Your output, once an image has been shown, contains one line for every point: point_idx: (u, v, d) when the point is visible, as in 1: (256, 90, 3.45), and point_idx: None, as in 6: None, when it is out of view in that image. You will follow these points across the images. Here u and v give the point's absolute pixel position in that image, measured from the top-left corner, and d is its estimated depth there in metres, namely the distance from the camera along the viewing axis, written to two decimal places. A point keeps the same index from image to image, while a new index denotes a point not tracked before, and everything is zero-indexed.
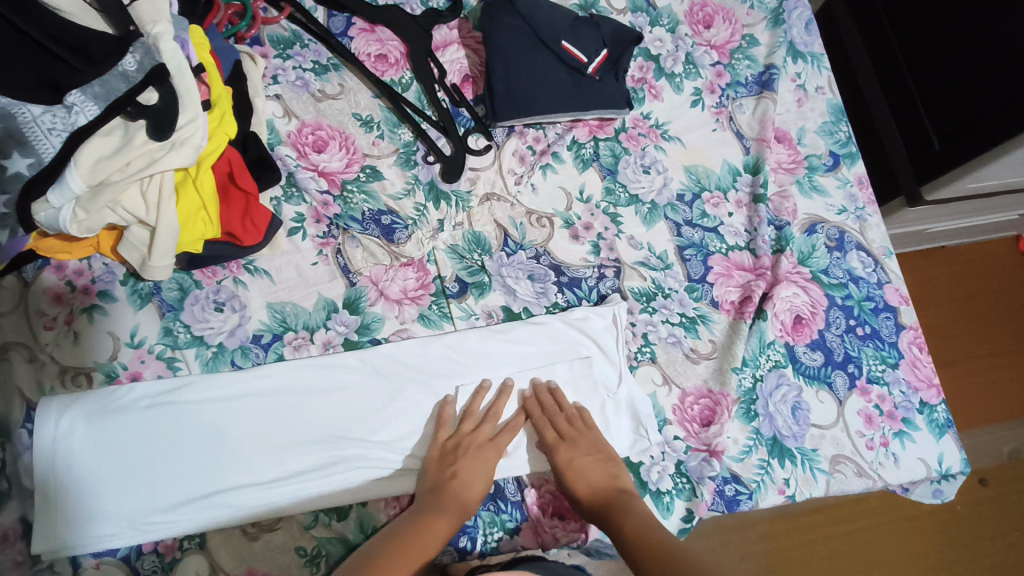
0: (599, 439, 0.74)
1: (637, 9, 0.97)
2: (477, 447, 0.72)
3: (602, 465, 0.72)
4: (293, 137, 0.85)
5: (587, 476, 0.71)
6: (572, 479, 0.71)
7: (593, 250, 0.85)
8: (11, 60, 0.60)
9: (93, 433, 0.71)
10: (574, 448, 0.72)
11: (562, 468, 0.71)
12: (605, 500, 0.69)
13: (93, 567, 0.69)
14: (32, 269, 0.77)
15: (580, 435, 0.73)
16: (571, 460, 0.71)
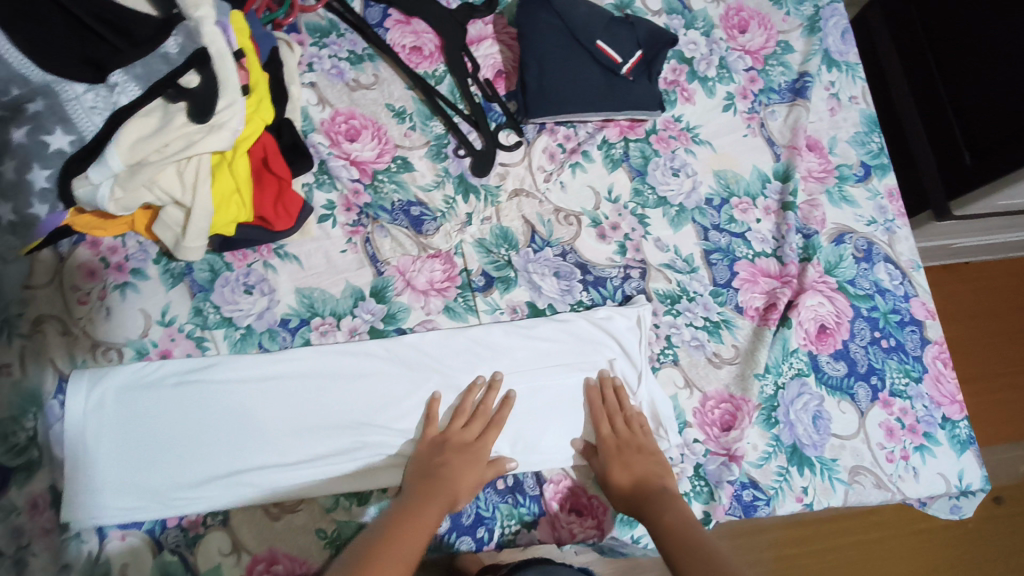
0: (648, 440, 0.75)
1: (672, 11, 0.97)
2: (462, 446, 0.72)
3: (647, 460, 0.73)
4: (326, 125, 0.86)
5: (634, 468, 0.72)
6: (613, 470, 0.72)
7: (620, 250, 0.85)
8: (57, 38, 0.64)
9: (122, 407, 0.73)
10: (621, 441, 0.74)
11: (610, 458, 0.73)
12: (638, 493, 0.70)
13: (118, 539, 0.70)
14: (68, 244, 0.78)
15: (631, 431, 0.75)
16: (618, 454, 0.73)
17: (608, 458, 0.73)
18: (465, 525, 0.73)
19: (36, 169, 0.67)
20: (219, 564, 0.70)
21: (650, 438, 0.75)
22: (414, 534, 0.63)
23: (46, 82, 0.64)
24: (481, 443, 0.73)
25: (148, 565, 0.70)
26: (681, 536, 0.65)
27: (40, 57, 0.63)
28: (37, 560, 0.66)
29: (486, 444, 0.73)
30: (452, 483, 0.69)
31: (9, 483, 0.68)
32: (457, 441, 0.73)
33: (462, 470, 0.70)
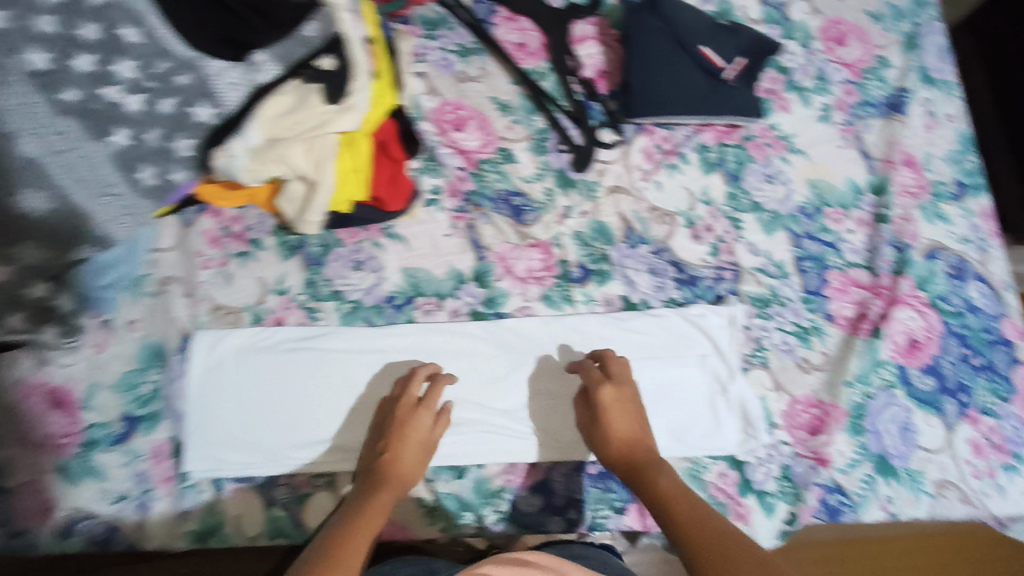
0: (638, 400, 0.74)
1: (772, 21, 0.98)
2: (410, 410, 0.73)
3: (634, 424, 0.72)
4: (434, 114, 0.89)
5: (621, 431, 0.71)
6: (607, 424, 0.72)
7: (713, 251, 0.87)
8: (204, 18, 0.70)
9: (239, 368, 0.78)
10: (620, 393, 0.73)
11: (603, 409, 0.72)
12: (630, 458, 0.69)
13: (232, 491, 0.75)
14: (193, 212, 0.83)
15: (620, 390, 0.74)
16: (615, 411, 0.72)
17: (598, 415, 0.73)
18: (558, 505, 0.77)
19: (180, 138, 0.73)
20: (325, 523, 0.74)
21: (638, 399, 0.74)
22: (368, 521, 0.64)
23: (191, 57, 0.71)
24: (421, 411, 0.73)
25: (259, 518, 0.74)
26: (672, 503, 0.64)
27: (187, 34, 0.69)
28: (159, 504, 0.74)
29: (427, 412, 0.73)
30: (400, 462, 0.70)
31: (136, 430, 0.76)
32: (400, 411, 0.73)
33: (400, 445, 0.71)
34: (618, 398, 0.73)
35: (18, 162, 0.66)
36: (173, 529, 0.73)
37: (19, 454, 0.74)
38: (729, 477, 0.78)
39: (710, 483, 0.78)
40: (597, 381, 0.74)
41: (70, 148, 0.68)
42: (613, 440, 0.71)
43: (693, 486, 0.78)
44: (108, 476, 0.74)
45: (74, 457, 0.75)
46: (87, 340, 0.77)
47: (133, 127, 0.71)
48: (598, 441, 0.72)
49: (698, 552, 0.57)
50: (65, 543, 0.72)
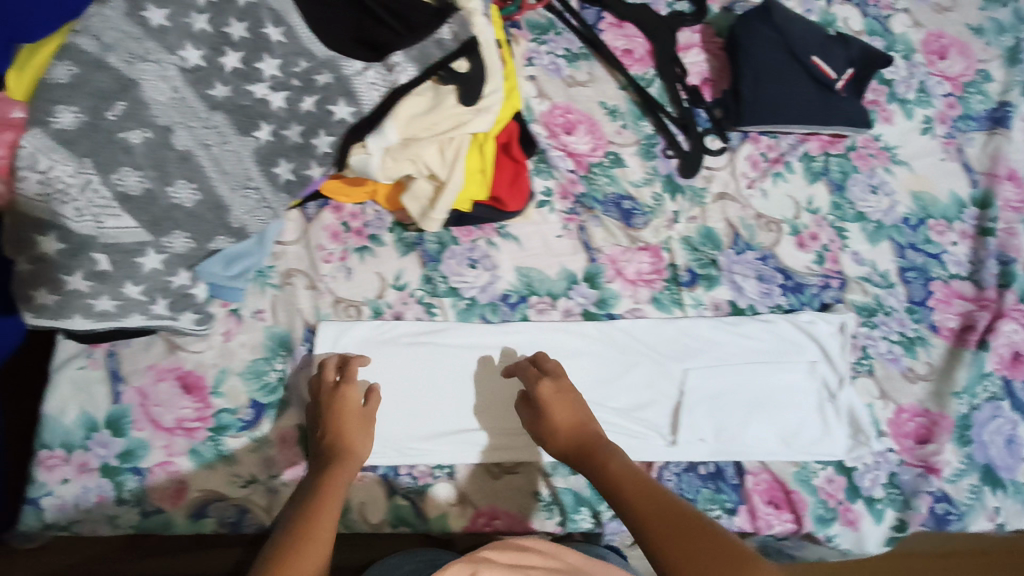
0: (567, 389, 0.72)
1: (874, 33, 0.99)
2: (340, 394, 0.72)
3: (569, 412, 0.70)
4: (546, 117, 0.91)
5: (562, 421, 0.69)
6: (550, 417, 0.70)
7: (818, 259, 0.88)
8: (338, 20, 0.73)
9: None
10: (552, 391, 0.72)
11: (546, 402, 0.71)
12: (583, 442, 0.67)
13: (356, 479, 0.76)
14: (314, 207, 0.85)
15: (552, 384, 0.73)
16: (552, 400, 0.71)
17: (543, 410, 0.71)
18: None
19: (322, 135, 0.74)
20: (445, 513, 0.76)
21: (567, 386, 0.73)
22: (333, 493, 0.63)
23: (329, 57, 0.72)
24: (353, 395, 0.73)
25: (382, 506, 0.76)
26: (625, 484, 0.60)
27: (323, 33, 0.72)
28: (285, 490, 0.77)
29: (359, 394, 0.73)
30: (346, 440, 0.69)
31: (263, 416, 0.78)
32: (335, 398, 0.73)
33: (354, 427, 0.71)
34: (554, 393, 0.72)
35: (176, 155, 0.68)
36: None
37: (152, 437, 0.76)
38: (836, 483, 0.79)
39: (820, 489, 0.79)
40: (535, 379, 0.74)
41: (220, 143, 0.70)
42: (557, 429, 0.69)
43: (803, 491, 0.79)
44: (237, 461, 0.77)
45: (204, 441, 0.77)
46: (217, 329, 0.80)
47: (275, 122, 0.72)
48: (545, 435, 0.70)
49: (658, 539, 0.54)
50: (197, 525, 0.75)
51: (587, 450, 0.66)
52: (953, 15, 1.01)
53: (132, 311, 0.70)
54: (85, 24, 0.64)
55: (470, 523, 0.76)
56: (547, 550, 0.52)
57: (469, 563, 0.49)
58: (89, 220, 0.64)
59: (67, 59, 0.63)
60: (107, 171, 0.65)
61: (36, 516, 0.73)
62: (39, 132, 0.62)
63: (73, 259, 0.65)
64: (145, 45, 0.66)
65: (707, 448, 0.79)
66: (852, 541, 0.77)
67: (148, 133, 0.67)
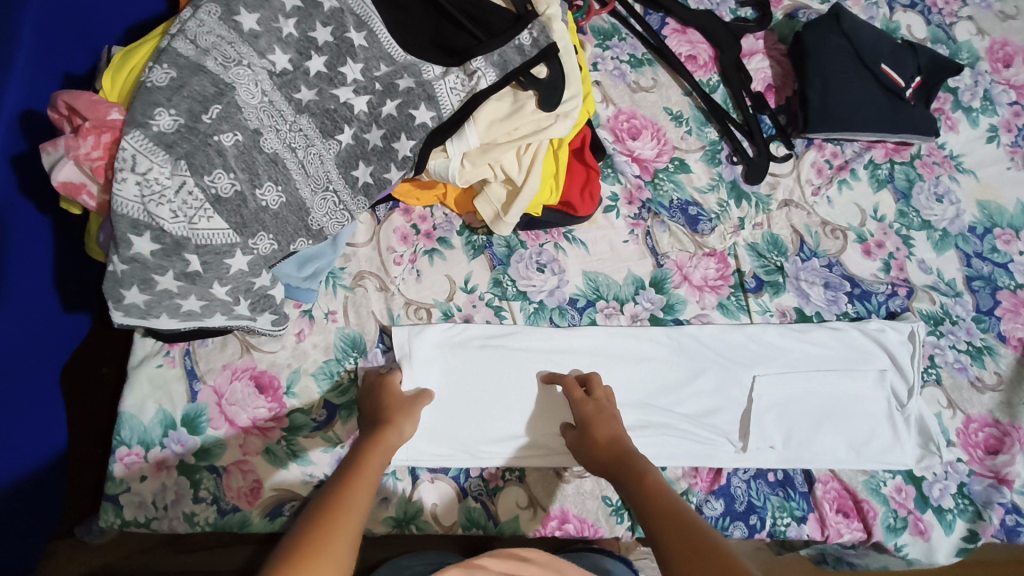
0: (609, 407, 0.73)
1: (938, 40, 0.99)
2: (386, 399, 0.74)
3: (611, 425, 0.71)
4: (611, 122, 0.91)
5: (602, 436, 0.69)
6: (592, 431, 0.70)
7: (884, 267, 0.88)
8: (417, 27, 0.76)
9: (434, 362, 0.80)
10: (596, 408, 0.73)
11: (589, 418, 0.72)
12: (620, 454, 0.67)
13: (428, 481, 0.77)
14: (384, 210, 0.86)
15: (597, 400, 0.73)
16: (595, 417, 0.72)
17: (585, 426, 0.72)
18: (738, 511, 0.77)
19: (403, 138, 0.75)
20: (517, 516, 0.76)
21: (608, 405, 0.74)
22: (368, 472, 0.63)
23: (407, 62, 0.75)
24: (406, 403, 0.74)
25: (454, 507, 0.76)
26: (654, 493, 0.60)
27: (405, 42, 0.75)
28: None
29: (413, 403, 0.74)
30: (389, 431, 0.69)
31: (335, 417, 0.78)
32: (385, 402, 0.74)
33: (400, 425, 0.71)
34: (595, 411, 0.72)
35: (264, 158, 0.70)
36: (374, 514, 0.75)
37: (228, 435, 0.77)
38: (906, 492, 0.79)
39: (890, 498, 0.78)
40: (576, 397, 0.74)
41: (305, 146, 0.72)
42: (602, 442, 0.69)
43: (873, 499, 0.78)
44: (311, 461, 0.77)
45: (278, 441, 0.77)
46: (290, 329, 0.81)
47: (357, 126, 0.74)
48: (585, 446, 0.70)
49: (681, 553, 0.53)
50: (273, 524, 0.75)
51: (624, 462, 0.66)
52: (1018, 22, 1.01)
53: (215, 311, 0.71)
54: (181, 27, 0.68)
55: (541, 527, 0.76)
56: (543, 563, 0.58)
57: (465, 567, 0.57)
58: (183, 220, 0.66)
59: (164, 63, 0.66)
60: (201, 173, 0.66)
61: (116, 511, 0.74)
62: (139, 134, 0.64)
63: (166, 260, 0.66)
64: (238, 49, 0.69)
65: (778, 455, 0.79)
66: (922, 551, 0.77)
67: (239, 137, 0.68)
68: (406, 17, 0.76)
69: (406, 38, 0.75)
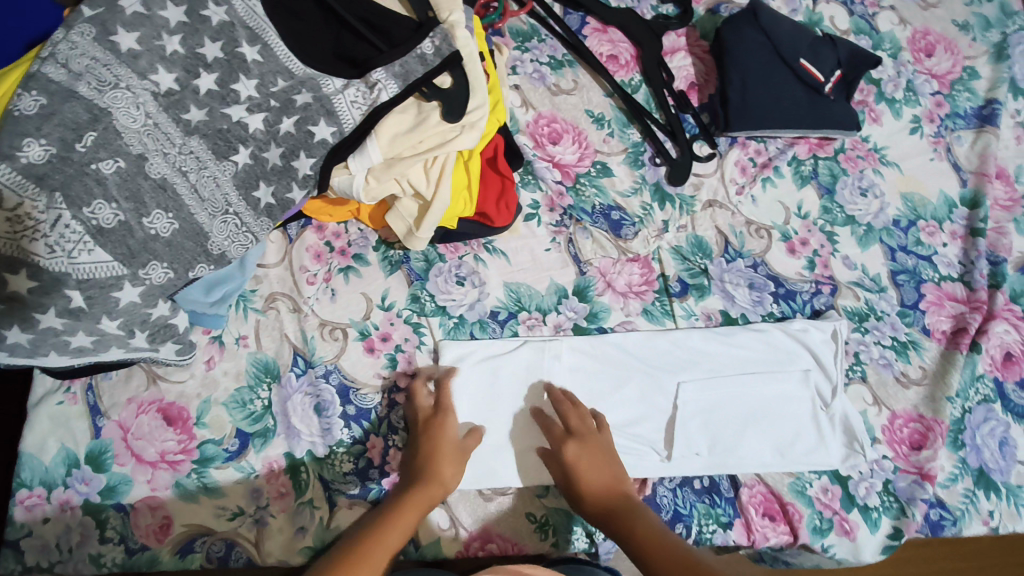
0: (608, 445, 0.75)
1: (861, 31, 0.98)
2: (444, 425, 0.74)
3: (601, 459, 0.73)
4: (530, 128, 0.89)
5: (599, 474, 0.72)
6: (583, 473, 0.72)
7: (809, 265, 0.87)
8: (313, 35, 0.73)
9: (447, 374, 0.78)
10: (583, 444, 0.74)
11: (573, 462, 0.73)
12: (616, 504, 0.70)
13: (346, 507, 0.74)
14: (296, 228, 0.83)
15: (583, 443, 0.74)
16: (590, 454, 0.73)
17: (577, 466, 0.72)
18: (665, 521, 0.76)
19: (302, 157, 0.72)
20: (438, 539, 0.74)
21: (606, 439, 0.75)
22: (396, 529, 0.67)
23: (308, 75, 0.72)
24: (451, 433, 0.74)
25: None
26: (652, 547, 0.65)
27: (299, 52, 0.72)
28: (274, 521, 0.74)
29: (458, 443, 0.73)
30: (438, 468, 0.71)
31: (248, 447, 0.75)
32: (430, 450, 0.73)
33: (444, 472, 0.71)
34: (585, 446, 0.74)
35: (150, 184, 0.67)
36: (290, 545, 0.73)
37: (135, 472, 0.73)
38: (832, 493, 0.79)
39: (816, 499, 0.78)
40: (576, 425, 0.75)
41: (197, 169, 0.69)
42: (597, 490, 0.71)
43: (798, 501, 0.78)
44: (223, 494, 0.74)
45: (188, 475, 0.74)
46: (199, 357, 0.77)
47: (254, 145, 0.71)
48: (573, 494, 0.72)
49: None
50: (184, 562, 0.72)
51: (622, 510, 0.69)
52: (939, 11, 1.01)
53: (109, 346, 0.69)
54: (53, 51, 0.65)
55: (464, 548, 0.74)
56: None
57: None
58: (61, 255, 0.63)
59: (33, 90, 0.63)
60: (79, 205, 0.63)
61: (16, 558, 0.71)
62: (6, 167, 0.61)
63: (45, 297, 0.64)
64: (114, 71, 0.66)
65: (703, 462, 0.78)
66: (849, 550, 0.76)
67: (121, 163, 0.66)
68: (300, 25, 0.73)
69: (300, 48, 0.72)
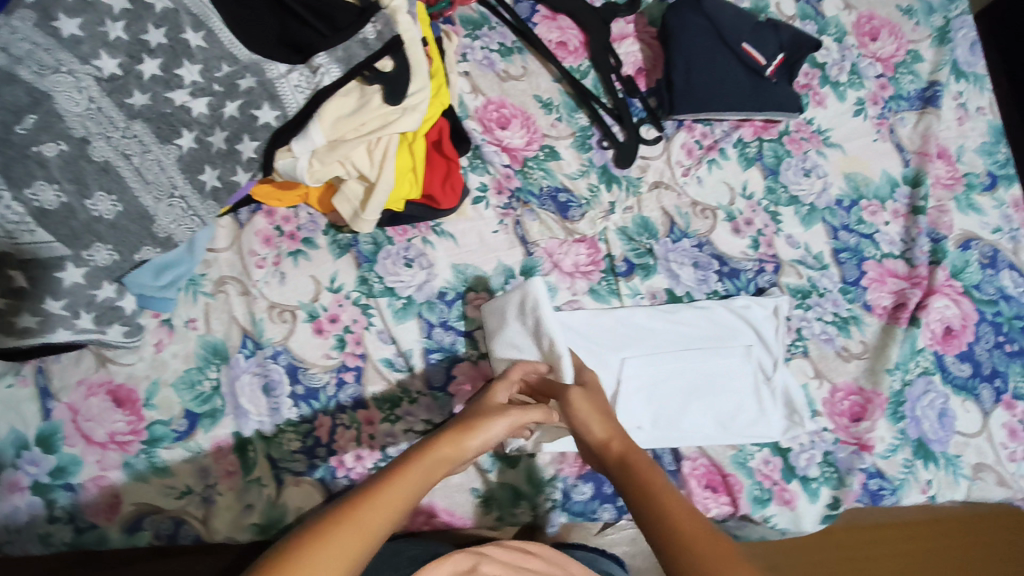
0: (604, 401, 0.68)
1: (806, 17, 1.00)
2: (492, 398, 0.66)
3: (600, 411, 0.65)
4: (479, 113, 0.90)
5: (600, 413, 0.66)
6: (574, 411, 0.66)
7: (753, 244, 0.89)
8: (257, 17, 0.70)
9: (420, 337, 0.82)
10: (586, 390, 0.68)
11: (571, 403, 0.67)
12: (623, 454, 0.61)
13: (294, 485, 0.76)
14: (247, 212, 0.84)
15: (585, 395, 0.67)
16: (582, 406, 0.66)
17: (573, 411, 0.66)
18: (607, 494, 0.79)
19: (245, 140, 0.74)
20: None
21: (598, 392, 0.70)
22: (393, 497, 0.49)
23: (253, 60, 0.70)
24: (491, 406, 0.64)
25: (320, 510, 0.76)
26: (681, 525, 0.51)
27: (245, 39, 0.69)
28: (222, 499, 0.75)
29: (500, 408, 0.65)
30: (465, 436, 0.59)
31: (198, 426, 0.76)
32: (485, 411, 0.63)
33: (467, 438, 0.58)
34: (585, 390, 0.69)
35: (94, 166, 0.67)
36: (237, 522, 0.74)
37: (84, 453, 0.74)
38: (772, 464, 0.81)
39: (756, 470, 0.80)
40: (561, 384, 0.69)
41: (141, 152, 0.70)
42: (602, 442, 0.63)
43: (739, 473, 0.80)
44: (172, 473, 0.75)
45: (137, 454, 0.75)
46: (148, 340, 0.79)
47: (199, 129, 0.72)
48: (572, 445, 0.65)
49: None
50: (132, 539, 0.73)
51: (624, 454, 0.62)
52: None
53: (55, 327, 0.70)
54: None
55: (409, 523, 0.76)
56: (550, 559, 0.63)
57: (471, 557, 0.60)
58: (3, 235, 0.65)
59: None
60: (19, 186, 0.64)
61: None
62: None
63: None
64: (56, 56, 0.62)
65: (644, 436, 0.80)
66: (789, 519, 0.79)
67: (63, 147, 0.65)
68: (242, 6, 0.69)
69: (246, 34, 0.69)
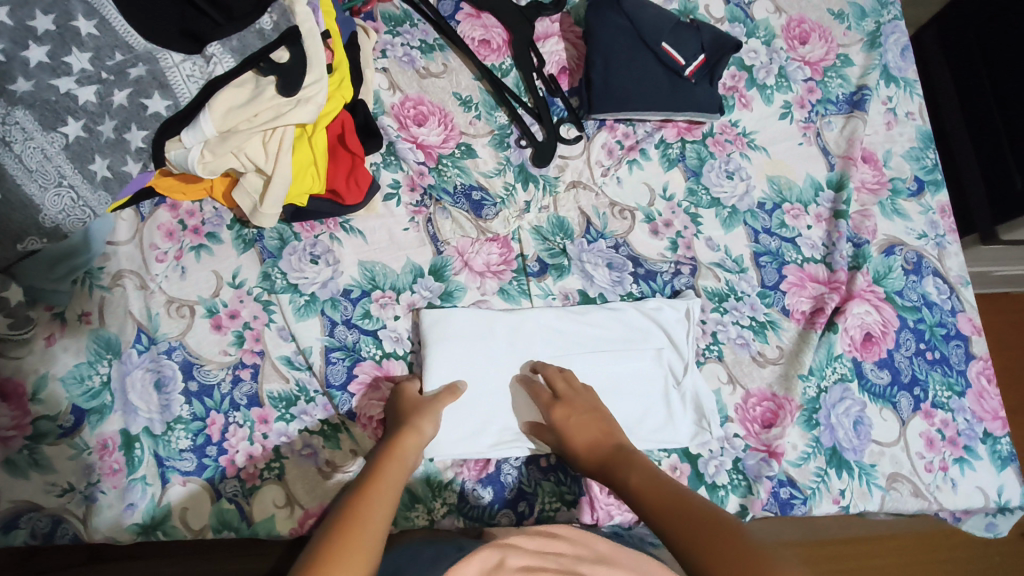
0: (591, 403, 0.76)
1: (735, 19, 0.99)
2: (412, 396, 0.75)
3: (581, 415, 0.74)
4: (396, 109, 0.89)
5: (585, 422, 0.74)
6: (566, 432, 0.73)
7: (671, 246, 0.88)
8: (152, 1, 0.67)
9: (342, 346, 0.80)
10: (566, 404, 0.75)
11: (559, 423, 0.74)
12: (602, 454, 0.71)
13: (179, 485, 0.74)
14: (149, 206, 0.83)
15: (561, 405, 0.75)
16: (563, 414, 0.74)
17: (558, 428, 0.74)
18: (507, 499, 0.77)
19: (134, 130, 0.70)
20: (272, 516, 0.74)
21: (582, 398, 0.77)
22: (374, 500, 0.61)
23: (148, 49, 0.68)
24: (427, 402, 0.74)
25: (206, 510, 0.73)
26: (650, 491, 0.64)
27: (140, 26, 0.67)
28: (104, 497, 0.72)
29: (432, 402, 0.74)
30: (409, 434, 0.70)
31: (85, 422, 0.74)
32: (406, 405, 0.74)
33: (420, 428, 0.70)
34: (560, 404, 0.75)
35: None
36: (118, 522, 0.72)
37: None
38: (680, 471, 0.78)
39: None
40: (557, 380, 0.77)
41: (22, 139, 0.65)
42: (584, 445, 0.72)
43: None
44: (53, 470, 0.72)
45: (19, 450, 0.72)
46: (39, 334, 0.76)
47: (86, 118, 0.68)
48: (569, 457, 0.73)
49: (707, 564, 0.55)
50: (6, 538, 0.70)
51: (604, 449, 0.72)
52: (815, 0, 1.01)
53: None
54: None
55: (298, 526, 0.74)
56: (572, 541, 0.61)
57: (496, 551, 0.57)
58: None
59: None
60: None
61: None
62: None
63: None
64: None
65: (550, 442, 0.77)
66: None
67: None
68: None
69: (141, 21, 0.66)
